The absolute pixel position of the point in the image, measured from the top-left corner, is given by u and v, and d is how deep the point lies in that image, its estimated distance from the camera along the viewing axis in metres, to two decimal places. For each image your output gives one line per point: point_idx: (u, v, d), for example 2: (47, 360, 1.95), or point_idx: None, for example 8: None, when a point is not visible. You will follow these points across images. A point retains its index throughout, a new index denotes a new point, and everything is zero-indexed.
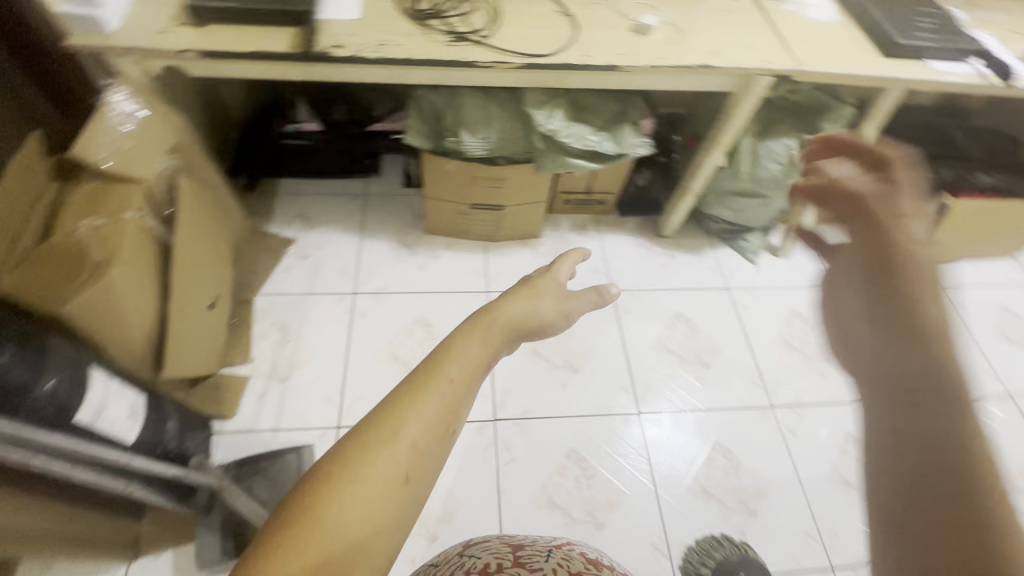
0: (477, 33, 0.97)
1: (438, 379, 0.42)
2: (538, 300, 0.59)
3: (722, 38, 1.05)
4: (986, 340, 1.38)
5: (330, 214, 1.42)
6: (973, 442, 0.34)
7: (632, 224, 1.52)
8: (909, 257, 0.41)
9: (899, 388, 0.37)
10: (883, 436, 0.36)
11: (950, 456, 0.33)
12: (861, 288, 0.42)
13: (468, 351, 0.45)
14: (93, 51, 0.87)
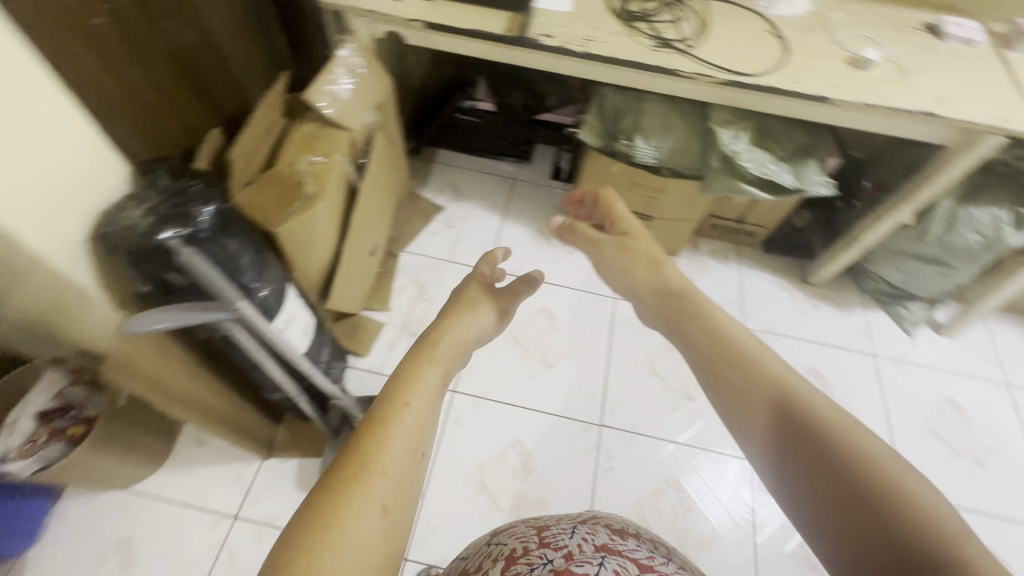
0: (683, 42, 0.97)
1: (400, 404, 0.47)
2: (486, 316, 0.64)
3: (952, 86, 0.95)
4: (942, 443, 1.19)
5: (479, 190, 1.48)
6: (851, 448, 0.42)
7: (777, 263, 1.43)
8: (718, 337, 0.54)
9: (783, 424, 0.45)
10: (798, 468, 0.43)
11: (840, 467, 0.41)
12: (705, 369, 0.53)
13: (426, 378, 0.51)
14: (338, 9, 0.97)
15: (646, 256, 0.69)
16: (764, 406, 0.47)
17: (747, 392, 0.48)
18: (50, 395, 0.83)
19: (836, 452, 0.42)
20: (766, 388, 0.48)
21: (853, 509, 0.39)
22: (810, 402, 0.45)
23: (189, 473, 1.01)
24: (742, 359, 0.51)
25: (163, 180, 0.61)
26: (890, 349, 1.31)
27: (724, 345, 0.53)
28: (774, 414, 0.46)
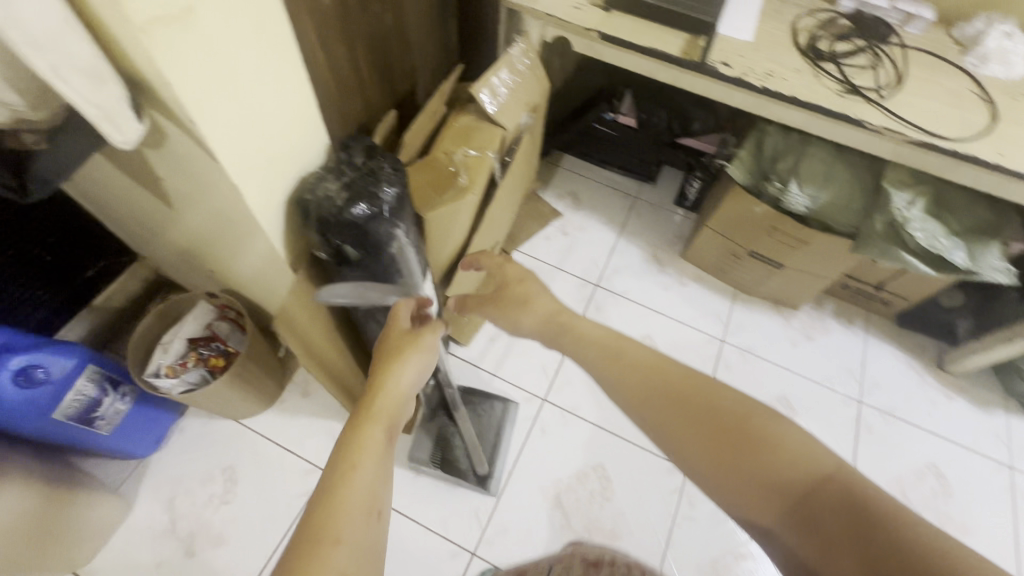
0: (875, 92, 0.89)
1: (350, 471, 0.45)
2: (411, 365, 0.55)
3: None
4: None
5: (598, 202, 1.46)
6: (780, 453, 0.47)
7: (910, 339, 1.30)
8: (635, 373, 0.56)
9: (719, 439, 0.49)
10: (729, 473, 0.48)
11: (786, 475, 0.46)
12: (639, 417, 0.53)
13: (371, 437, 0.48)
14: (517, 8, 0.98)
15: (542, 315, 0.68)
16: (696, 423, 0.50)
17: (677, 415, 0.51)
18: (201, 324, 0.93)
19: (769, 450, 0.47)
20: (686, 403, 0.52)
21: (798, 503, 0.45)
22: (711, 396, 0.52)
23: (291, 420, 1.08)
24: (640, 375, 0.55)
25: (359, 158, 0.65)
26: None
27: (624, 366, 0.57)
28: (691, 422, 0.51)
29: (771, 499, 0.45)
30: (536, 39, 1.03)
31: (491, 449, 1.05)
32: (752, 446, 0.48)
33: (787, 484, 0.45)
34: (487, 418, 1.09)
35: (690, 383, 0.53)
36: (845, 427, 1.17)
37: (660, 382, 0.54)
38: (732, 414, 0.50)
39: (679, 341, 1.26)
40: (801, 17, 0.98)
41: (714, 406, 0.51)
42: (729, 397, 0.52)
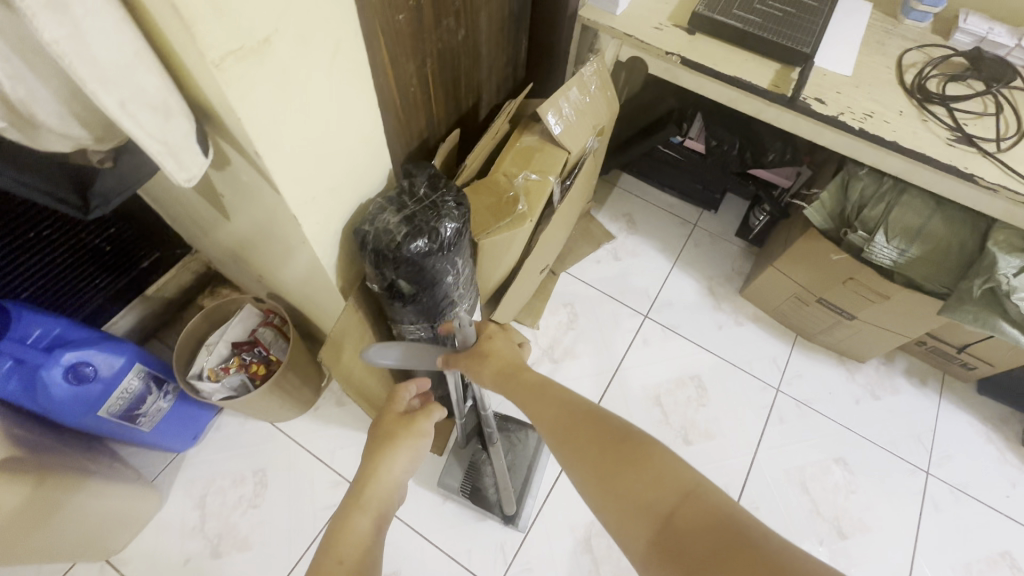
0: (991, 144, 0.80)
1: (330, 562, 0.50)
2: (409, 452, 0.61)
3: None
4: None
5: (654, 227, 1.39)
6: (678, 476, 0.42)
7: (990, 408, 1.18)
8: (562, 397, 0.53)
9: (619, 465, 0.44)
10: (626, 505, 0.42)
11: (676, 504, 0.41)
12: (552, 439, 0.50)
13: (359, 528, 0.53)
14: (594, 25, 0.93)
15: (497, 365, 0.59)
16: (578, 445, 0.47)
17: (563, 438, 0.49)
18: (244, 330, 0.93)
19: (647, 465, 0.43)
20: (573, 426, 0.49)
21: (673, 527, 0.40)
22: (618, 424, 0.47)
23: (324, 427, 1.07)
24: (559, 406, 0.51)
25: (422, 187, 0.61)
26: None
27: (542, 393, 0.54)
28: (592, 446, 0.46)
29: (633, 514, 0.42)
30: (611, 58, 0.98)
31: (522, 482, 1.00)
32: (627, 463, 0.44)
33: (653, 500, 0.42)
34: (521, 448, 1.03)
35: (577, 407, 0.50)
36: (907, 498, 1.08)
37: (556, 409, 0.51)
38: (609, 431, 0.47)
39: (729, 385, 1.18)
40: (907, 53, 0.90)
41: (592, 426, 0.48)
42: (613, 416, 0.49)
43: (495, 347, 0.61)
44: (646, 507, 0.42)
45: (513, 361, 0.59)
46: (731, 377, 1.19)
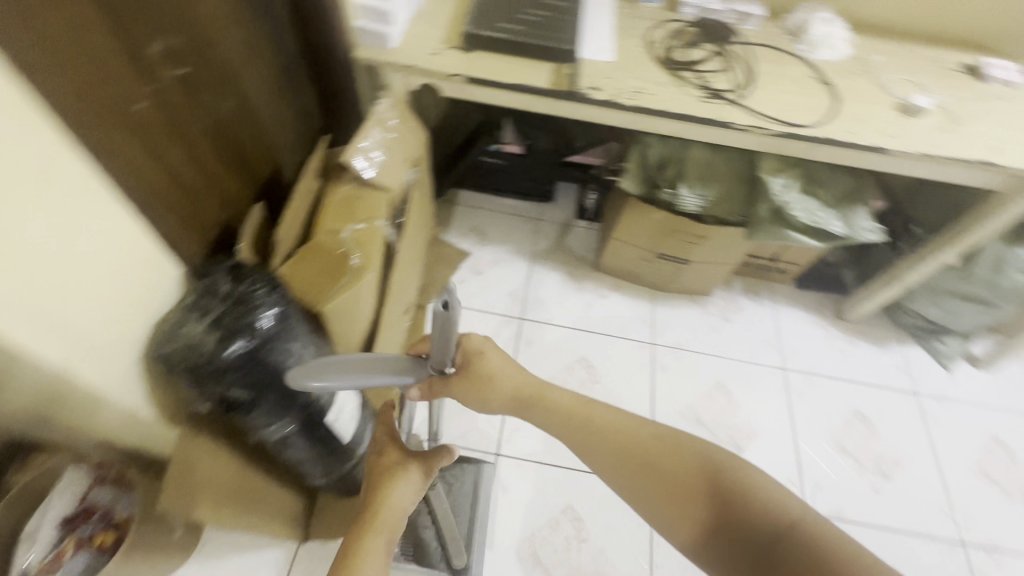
0: (733, 93, 0.94)
1: None
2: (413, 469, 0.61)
3: (1003, 132, 0.95)
4: (957, 481, 1.17)
5: (502, 232, 1.44)
6: (778, 512, 0.49)
7: (810, 297, 1.41)
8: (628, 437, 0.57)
9: (716, 506, 0.51)
10: (729, 541, 0.50)
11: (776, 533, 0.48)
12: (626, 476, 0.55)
13: (373, 551, 0.54)
14: (373, 63, 0.93)
15: (509, 392, 0.61)
16: (665, 490, 0.54)
17: (637, 473, 0.55)
18: (72, 501, 0.75)
19: (749, 504, 0.50)
20: (653, 467, 0.55)
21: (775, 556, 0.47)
22: (705, 466, 0.54)
23: (219, 564, 0.93)
24: (631, 444, 0.56)
25: (224, 286, 0.56)
26: (931, 386, 1.30)
27: (603, 429, 0.58)
28: (682, 489, 0.53)
29: (740, 548, 0.49)
30: (402, 90, 0.98)
31: (467, 522, 0.98)
32: (720, 496, 0.52)
33: (756, 537, 0.49)
34: (458, 488, 1.01)
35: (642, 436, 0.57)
36: (777, 395, 1.24)
37: (616, 439, 0.57)
38: (682, 459, 0.54)
39: (612, 355, 1.26)
40: (650, 31, 1.03)
41: (660, 457, 0.55)
42: (695, 456, 0.55)
43: (481, 364, 0.60)
44: (738, 531, 0.50)
45: (525, 382, 0.61)
46: (613, 347, 1.27)
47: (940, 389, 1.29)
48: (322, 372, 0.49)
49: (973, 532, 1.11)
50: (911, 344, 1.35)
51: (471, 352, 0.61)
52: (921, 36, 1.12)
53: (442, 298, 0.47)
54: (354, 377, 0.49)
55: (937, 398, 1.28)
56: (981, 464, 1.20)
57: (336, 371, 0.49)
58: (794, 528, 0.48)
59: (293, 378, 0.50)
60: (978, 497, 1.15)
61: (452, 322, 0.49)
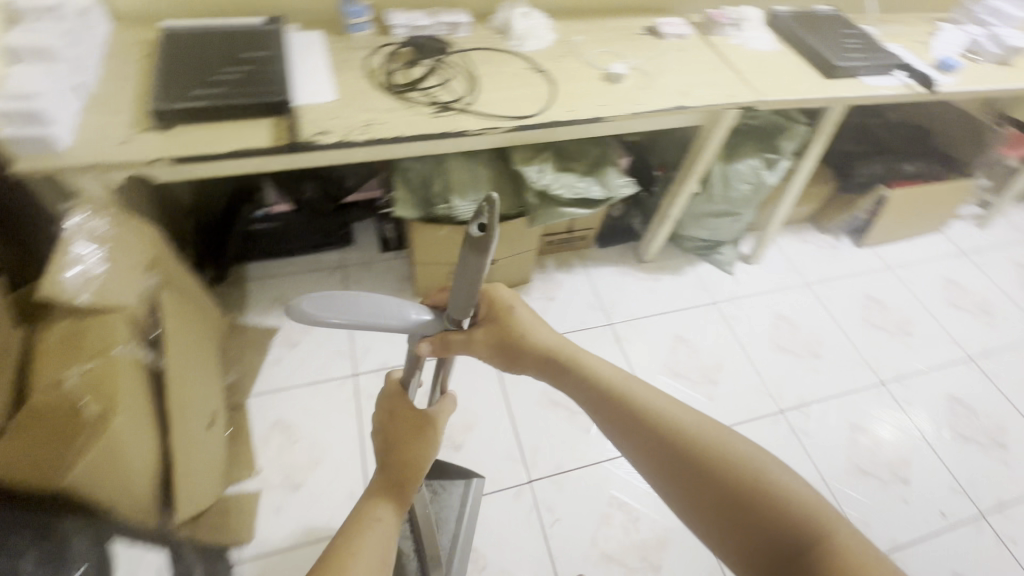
0: (461, 102, 0.98)
1: (369, 524, 0.57)
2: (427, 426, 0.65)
3: (686, 78, 1.12)
4: (764, 361, 1.39)
5: (309, 293, 1.34)
6: (808, 516, 0.51)
7: (613, 252, 1.55)
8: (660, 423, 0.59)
9: (735, 502, 0.53)
10: (744, 537, 0.52)
11: (798, 535, 0.50)
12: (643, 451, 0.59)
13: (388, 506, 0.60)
14: (46, 172, 0.78)
15: (542, 349, 0.68)
16: (690, 482, 0.56)
17: (663, 460, 0.58)
18: None
19: (774, 507, 0.52)
20: (680, 456, 0.57)
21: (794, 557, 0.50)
22: (738, 464, 0.55)
23: None
24: (664, 429, 0.59)
25: None
26: (724, 292, 1.52)
27: (637, 407, 0.61)
28: (708, 483, 0.55)
29: (760, 546, 0.52)
30: (102, 190, 0.83)
31: (450, 536, 0.97)
32: (751, 500, 0.53)
33: (781, 538, 0.51)
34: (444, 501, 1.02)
35: (686, 429, 0.59)
36: (612, 350, 1.35)
37: (653, 428, 0.59)
38: (726, 460, 0.55)
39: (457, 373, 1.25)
40: (367, 61, 1.02)
41: (705, 453, 0.56)
42: (737, 458, 0.55)
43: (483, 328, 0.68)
44: (765, 532, 0.51)
45: (548, 353, 0.68)
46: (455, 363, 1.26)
47: (730, 292, 1.52)
48: (332, 302, 0.53)
49: (785, 399, 1.33)
50: (699, 264, 1.57)
51: (498, 304, 0.70)
52: (607, 10, 1.27)
53: (475, 225, 0.48)
54: (364, 315, 0.54)
55: (730, 300, 1.50)
56: (776, 341, 1.44)
57: (349, 301, 0.54)
58: (828, 542, 0.49)
59: (308, 295, 0.53)
60: (781, 369, 1.38)
61: (485, 250, 0.49)
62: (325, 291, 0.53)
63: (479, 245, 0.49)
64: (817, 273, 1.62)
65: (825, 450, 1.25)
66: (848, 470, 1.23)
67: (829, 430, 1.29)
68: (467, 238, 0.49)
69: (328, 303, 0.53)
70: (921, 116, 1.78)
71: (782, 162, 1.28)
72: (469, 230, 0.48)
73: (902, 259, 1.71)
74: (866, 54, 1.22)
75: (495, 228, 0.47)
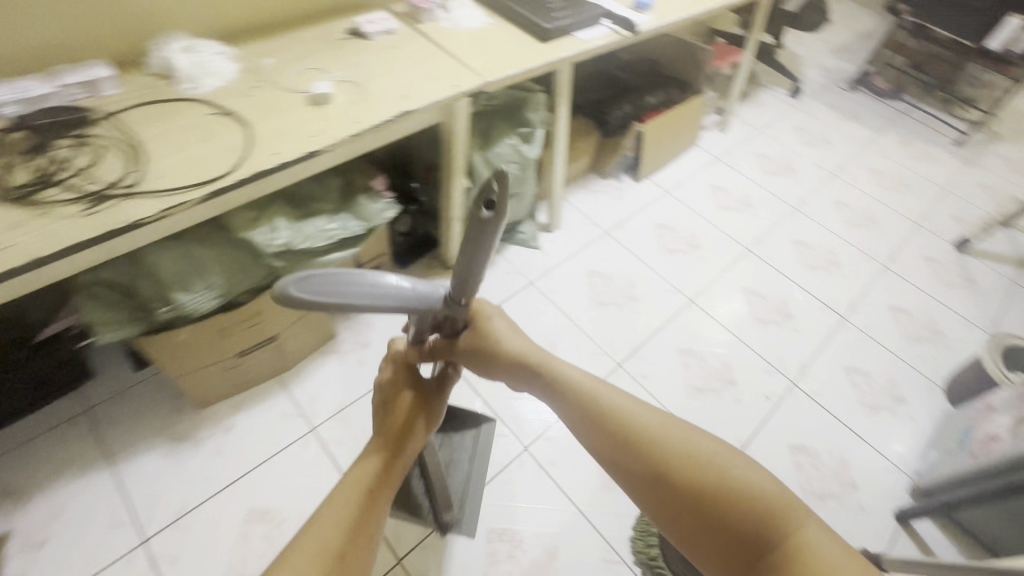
0: (120, 186, 0.76)
1: (355, 490, 0.56)
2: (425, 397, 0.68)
3: (404, 77, 1.02)
4: (591, 321, 1.42)
5: (46, 463, 1.02)
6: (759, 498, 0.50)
7: (418, 268, 1.45)
8: (619, 419, 0.58)
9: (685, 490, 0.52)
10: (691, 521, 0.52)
11: (744, 517, 0.50)
12: (600, 445, 0.58)
13: (374, 467, 0.59)
14: None
15: (517, 351, 0.66)
16: (644, 471, 0.55)
17: (622, 453, 0.56)
18: None
19: (722, 493, 0.51)
20: (630, 449, 0.56)
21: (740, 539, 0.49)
22: (691, 455, 0.54)
23: None
24: (623, 422, 0.57)
25: None
26: (537, 268, 1.51)
27: (596, 402, 0.60)
28: (661, 469, 0.54)
29: (707, 532, 0.51)
30: None
31: (463, 474, 1.10)
32: (702, 487, 0.52)
33: (731, 519, 0.50)
34: (458, 449, 1.13)
35: (655, 425, 0.57)
36: None
37: (614, 428, 0.58)
38: (692, 455, 0.54)
39: (281, 477, 1.06)
40: None
41: (669, 447, 0.55)
42: (694, 449, 0.54)
43: (490, 325, 0.67)
44: (711, 520, 0.51)
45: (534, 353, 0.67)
46: (291, 437, 1.12)
47: (543, 266, 1.52)
48: (329, 281, 0.45)
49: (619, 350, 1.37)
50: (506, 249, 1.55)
51: (478, 313, 0.67)
52: (299, 22, 1.12)
53: (481, 200, 0.48)
54: (376, 295, 0.48)
55: (544, 273, 1.50)
56: (596, 297, 1.47)
57: (351, 281, 0.46)
58: (783, 533, 0.48)
59: (297, 275, 0.44)
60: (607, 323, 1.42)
61: (488, 231, 0.50)
62: (320, 270, 0.45)
63: (490, 220, 0.49)
64: (612, 219, 1.69)
65: (665, 384, 1.33)
66: (687, 394, 1.32)
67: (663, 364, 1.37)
68: (473, 216, 0.49)
69: (329, 281, 0.45)
70: (646, 49, 1.92)
71: (536, 133, 1.27)
72: (477, 210, 0.49)
73: (675, 180, 1.87)
74: (572, 11, 1.24)
75: (501, 204, 0.48)
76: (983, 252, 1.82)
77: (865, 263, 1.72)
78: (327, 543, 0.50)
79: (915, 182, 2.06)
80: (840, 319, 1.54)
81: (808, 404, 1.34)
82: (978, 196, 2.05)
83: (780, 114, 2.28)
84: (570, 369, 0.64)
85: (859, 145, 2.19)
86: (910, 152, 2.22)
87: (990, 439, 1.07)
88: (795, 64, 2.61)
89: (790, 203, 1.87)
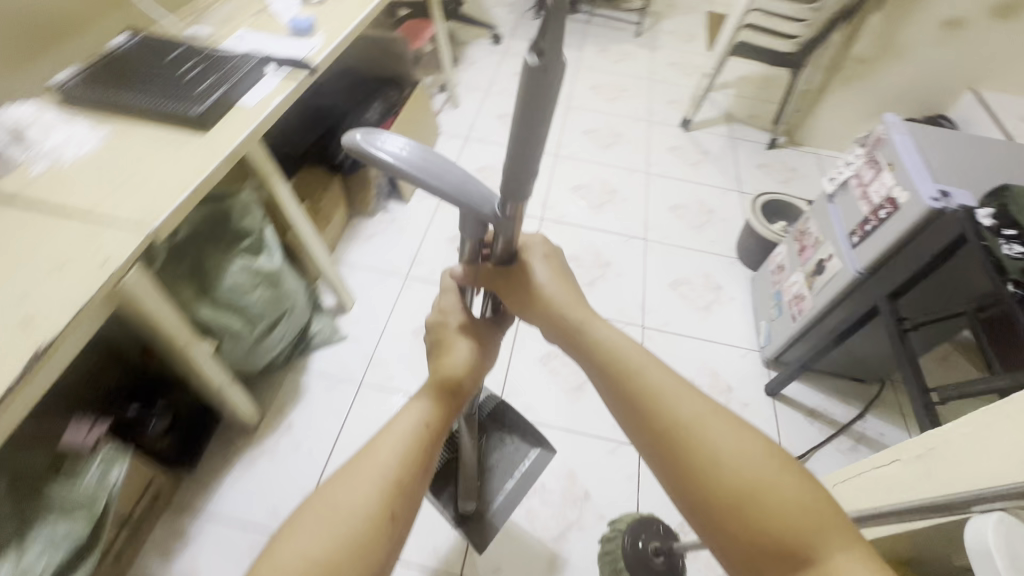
0: None
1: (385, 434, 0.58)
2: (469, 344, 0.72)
3: (9, 288, 0.65)
4: None
5: None
6: (802, 511, 0.47)
7: (215, 452, 1.10)
8: (662, 417, 0.54)
9: (717, 497, 0.49)
10: (720, 525, 0.49)
11: (776, 525, 0.46)
12: (641, 437, 0.56)
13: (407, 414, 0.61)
14: None
15: (558, 310, 0.67)
16: (686, 468, 0.51)
17: (664, 449, 0.53)
18: None
19: (758, 502, 0.47)
20: (674, 446, 0.53)
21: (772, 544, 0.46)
22: (734, 461, 0.50)
23: None
24: (668, 421, 0.54)
25: None
26: (359, 362, 1.27)
27: (645, 393, 0.56)
28: (695, 470, 0.51)
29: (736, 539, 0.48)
30: None
31: (499, 487, 1.05)
32: (740, 493, 0.48)
33: (770, 527, 0.46)
34: (506, 461, 1.08)
35: (711, 418, 0.53)
36: None
37: (654, 408, 0.55)
38: (744, 454, 0.50)
39: None
40: None
41: (708, 434, 0.52)
42: (749, 451, 0.50)
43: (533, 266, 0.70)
44: (745, 527, 0.47)
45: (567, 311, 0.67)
46: None
47: (364, 355, 1.29)
48: (378, 141, 0.54)
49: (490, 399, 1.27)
50: (311, 360, 1.26)
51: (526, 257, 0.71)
52: None
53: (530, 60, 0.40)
54: (420, 169, 0.54)
55: (371, 363, 1.27)
56: None
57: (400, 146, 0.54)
58: (813, 556, 0.45)
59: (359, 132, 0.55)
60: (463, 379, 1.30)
61: (553, 81, 0.39)
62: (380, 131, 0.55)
63: (535, 81, 0.39)
64: (404, 259, 1.50)
65: (547, 403, 1.27)
66: (569, 398, 1.28)
67: (534, 384, 1.31)
68: (525, 68, 0.39)
69: (378, 142, 0.54)
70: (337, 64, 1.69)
71: (267, 237, 0.98)
72: (525, 62, 0.39)
73: None
74: (219, 75, 0.94)
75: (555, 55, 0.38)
76: (701, 122, 2.10)
77: (633, 177, 1.84)
78: (378, 470, 0.54)
79: (627, 83, 2.26)
80: (644, 242, 1.63)
81: (663, 337, 1.40)
82: (673, 75, 2.34)
83: (495, 65, 2.25)
84: (605, 333, 0.63)
85: (571, 69, 2.30)
86: (610, 57, 2.41)
87: (797, 299, 1.23)
88: (481, 10, 2.59)
89: (550, 152, 1.89)
